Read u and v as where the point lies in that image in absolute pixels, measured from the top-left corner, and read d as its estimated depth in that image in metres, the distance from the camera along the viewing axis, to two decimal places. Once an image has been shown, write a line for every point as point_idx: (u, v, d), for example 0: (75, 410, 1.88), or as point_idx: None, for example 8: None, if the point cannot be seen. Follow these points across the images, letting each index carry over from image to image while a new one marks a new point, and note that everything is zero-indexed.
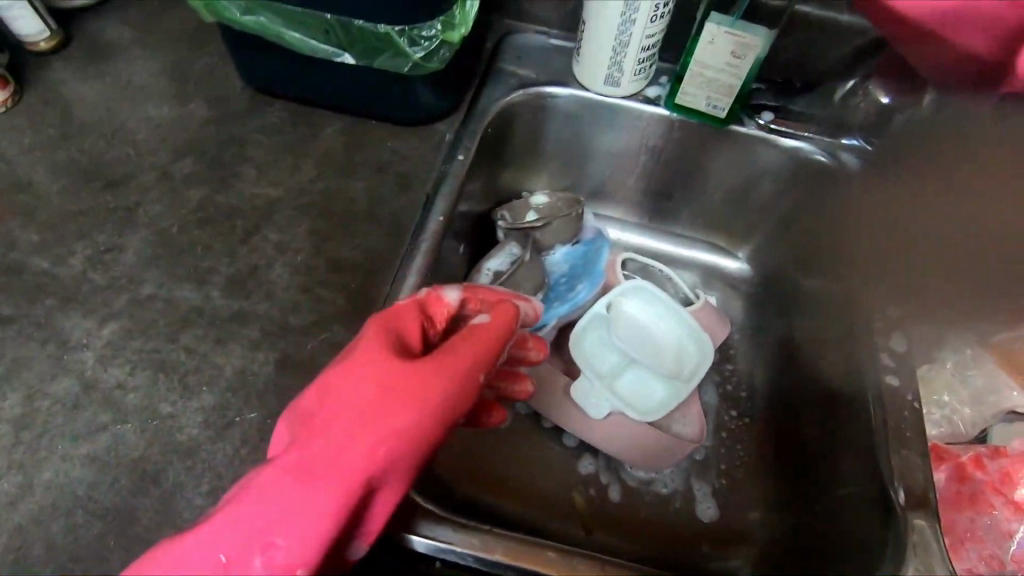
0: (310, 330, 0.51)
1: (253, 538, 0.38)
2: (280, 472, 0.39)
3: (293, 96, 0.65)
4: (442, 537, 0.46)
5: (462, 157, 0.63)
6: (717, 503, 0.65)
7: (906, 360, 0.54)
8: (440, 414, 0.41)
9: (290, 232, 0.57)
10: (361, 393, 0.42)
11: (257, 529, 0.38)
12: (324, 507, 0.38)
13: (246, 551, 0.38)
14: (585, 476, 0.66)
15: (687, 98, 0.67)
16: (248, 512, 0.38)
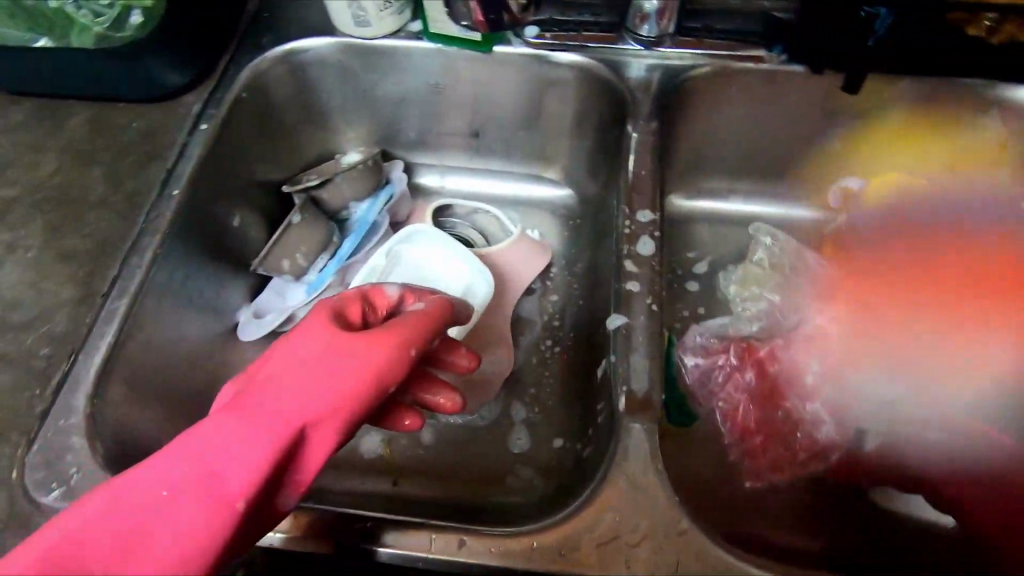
0: (31, 325, 0.51)
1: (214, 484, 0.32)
2: (232, 412, 0.35)
3: (35, 91, 0.63)
4: (400, 542, 0.41)
5: (206, 126, 0.61)
6: (528, 431, 0.65)
7: (652, 263, 0.52)
8: (388, 360, 0.39)
9: (22, 229, 0.56)
10: (305, 351, 0.38)
11: (194, 469, 0.32)
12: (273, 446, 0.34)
13: (184, 489, 0.32)
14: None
15: (439, 24, 0.64)
16: (207, 453, 0.33)
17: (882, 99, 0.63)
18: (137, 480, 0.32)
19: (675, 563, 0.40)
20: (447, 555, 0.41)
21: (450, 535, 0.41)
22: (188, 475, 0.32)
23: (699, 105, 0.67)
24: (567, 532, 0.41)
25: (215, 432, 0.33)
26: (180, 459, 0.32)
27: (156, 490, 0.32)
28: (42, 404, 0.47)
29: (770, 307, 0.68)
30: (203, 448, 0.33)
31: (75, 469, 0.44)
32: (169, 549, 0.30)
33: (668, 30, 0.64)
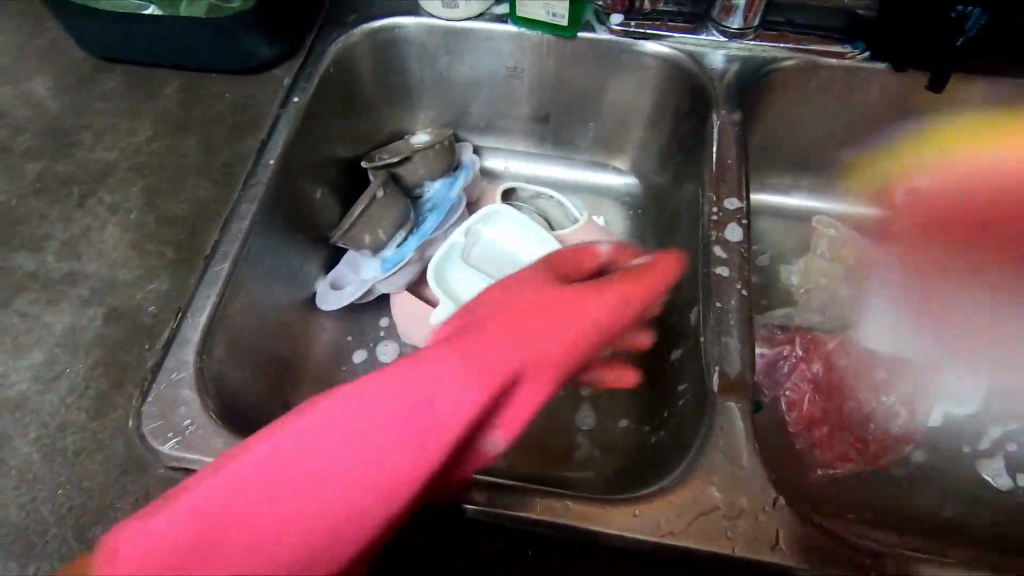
0: (137, 283, 0.52)
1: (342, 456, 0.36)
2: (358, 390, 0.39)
3: (131, 60, 0.65)
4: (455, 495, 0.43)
5: (297, 100, 0.62)
6: (594, 411, 0.66)
7: (739, 249, 0.53)
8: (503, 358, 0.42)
9: (124, 192, 0.58)
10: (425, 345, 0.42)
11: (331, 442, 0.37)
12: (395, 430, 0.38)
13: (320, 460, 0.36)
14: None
15: (526, 9, 0.65)
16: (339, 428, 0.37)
17: (961, 99, 0.64)
18: (272, 448, 0.37)
19: (773, 536, 0.41)
20: (542, 513, 0.42)
21: (556, 500, 0.42)
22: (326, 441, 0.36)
23: (776, 98, 0.67)
24: (667, 503, 0.43)
25: (345, 406, 0.38)
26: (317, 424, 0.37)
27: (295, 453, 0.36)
28: (153, 358, 0.49)
29: (834, 301, 0.69)
30: (337, 425, 0.37)
31: (189, 423, 0.45)
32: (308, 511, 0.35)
33: (753, 24, 0.64)
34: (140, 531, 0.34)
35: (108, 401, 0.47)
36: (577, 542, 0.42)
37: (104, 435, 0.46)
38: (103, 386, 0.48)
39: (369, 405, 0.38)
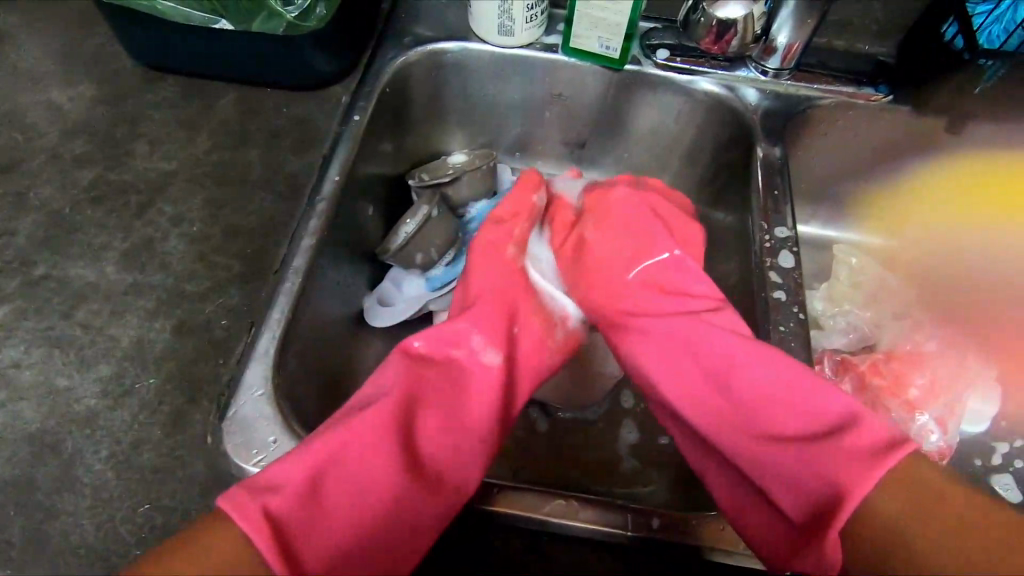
0: (206, 296, 0.52)
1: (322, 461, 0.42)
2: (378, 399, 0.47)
3: (186, 71, 0.65)
4: (486, 499, 0.47)
5: (357, 118, 0.63)
6: (636, 426, 0.68)
7: (793, 276, 0.56)
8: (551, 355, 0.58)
9: (185, 203, 0.57)
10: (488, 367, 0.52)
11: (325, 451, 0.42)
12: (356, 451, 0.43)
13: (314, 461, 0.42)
14: (514, 410, 0.69)
15: (579, 40, 0.68)
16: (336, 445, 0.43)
17: (975, 141, 0.70)
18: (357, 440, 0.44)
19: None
20: (562, 517, 0.46)
21: (612, 515, 0.46)
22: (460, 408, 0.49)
23: (809, 134, 0.72)
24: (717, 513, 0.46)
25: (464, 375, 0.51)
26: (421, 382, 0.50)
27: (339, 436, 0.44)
28: (229, 373, 0.48)
29: (857, 323, 0.73)
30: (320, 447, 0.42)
31: (273, 441, 0.45)
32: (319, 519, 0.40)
33: (789, 65, 0.69)
34: (249, 501, 0.38)
35: (184, 417, 0.46)
36: (581, 543, 0.47)
37: (182, 451, 0.45)
38: (177, 400, 0.47)
39: (405, 378, 0.49)
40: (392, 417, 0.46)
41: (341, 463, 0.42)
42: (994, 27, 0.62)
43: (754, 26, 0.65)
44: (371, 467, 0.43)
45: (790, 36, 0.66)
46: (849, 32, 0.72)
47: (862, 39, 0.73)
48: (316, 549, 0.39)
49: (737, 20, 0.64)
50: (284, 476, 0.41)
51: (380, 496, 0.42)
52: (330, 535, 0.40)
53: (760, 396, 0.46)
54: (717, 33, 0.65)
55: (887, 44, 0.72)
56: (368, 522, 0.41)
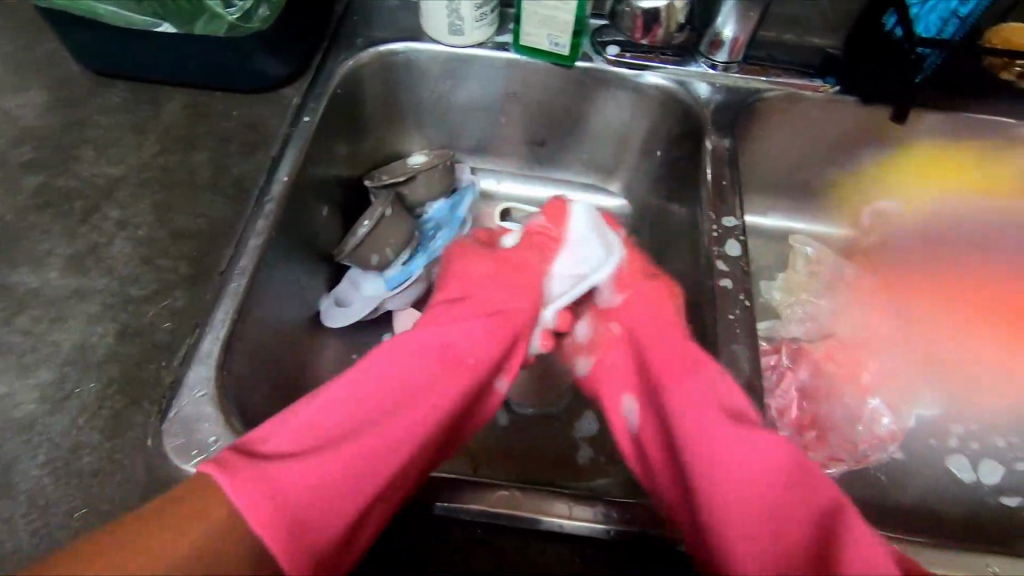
0: (151, 300, 0.51)
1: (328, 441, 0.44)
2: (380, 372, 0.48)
3: (134, 76, 0.64)
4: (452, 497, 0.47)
5: (308, 119, 0.63)
6: (596, 416, 0.68)
7: (740, 263, 0.57)
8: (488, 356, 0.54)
9: (132, 207, 0.57)
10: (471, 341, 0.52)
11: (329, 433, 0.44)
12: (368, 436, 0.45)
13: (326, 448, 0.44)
14: None
15: (529, 38, 0.69)
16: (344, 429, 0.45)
17: (925, 130, 0.71)
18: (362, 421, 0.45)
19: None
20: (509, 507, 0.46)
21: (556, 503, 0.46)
22: (440, 373, 0.49)
23: (760, 126, 0.73)
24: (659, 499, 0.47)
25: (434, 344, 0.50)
26: (402, 360, 0.49)
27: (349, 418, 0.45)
28: (172, 375, 0.48)
29: (815, 313, 0.75)
30: (330, 426, 0.45)
31: (214, 441, 0.45)
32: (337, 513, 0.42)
33: (737, 59, 0.70)
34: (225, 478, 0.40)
35: (126, 420, 0.46)
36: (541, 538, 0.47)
37: (121, 454, 0.44)
38: (118, 404, 0.46)
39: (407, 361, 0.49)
40: (374, 395, 0.47)
41: (318, 432, 0.45)
42: (929, 17, 0.65)
43: (676, 18, 0.67)
44: (357, 443, 0.44)
45: (736, 30, 0.67)
46: (799, 26, 0.73)
47: (812, 32, 0.74)
48: (307, 535, 0.40)
49: (660, 10, 0.66)
50: (289, 467, 0.42)
51: (370, 475, 0.43)
52: (307, 517, 0.41)
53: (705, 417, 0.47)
54: (643, 25, 0.68)
55: (836, 37, 0.74)
56: (352, 500, 0.42)
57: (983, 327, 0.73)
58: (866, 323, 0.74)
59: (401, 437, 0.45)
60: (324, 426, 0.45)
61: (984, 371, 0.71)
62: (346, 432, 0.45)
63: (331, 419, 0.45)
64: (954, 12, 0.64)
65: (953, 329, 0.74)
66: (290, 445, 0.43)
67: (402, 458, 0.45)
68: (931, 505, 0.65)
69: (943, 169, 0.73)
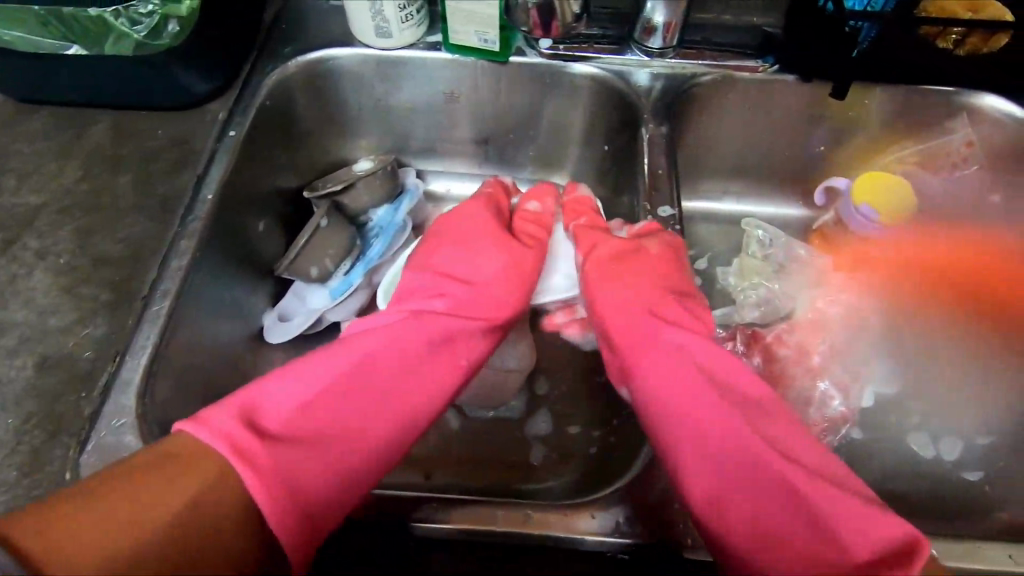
0: (72, 329, 0.50)
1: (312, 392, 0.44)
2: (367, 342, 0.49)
3: (54, 100, 0.63)
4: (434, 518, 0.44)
5: (234, 133, 0.62)
6: (549, 415, 0.68)
7: (676, 253, 0.56)
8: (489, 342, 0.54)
9: (54, 235, 0.56)
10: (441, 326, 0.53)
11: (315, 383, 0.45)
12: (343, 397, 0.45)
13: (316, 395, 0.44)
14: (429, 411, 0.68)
15: (458, 36, 0.67)
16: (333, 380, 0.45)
17: (866, 106, 0.70)
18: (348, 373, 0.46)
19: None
20: (474, 524, 0.44)
21: (513, 510, 0.44)
22: (435, 360, 0.50)
23: (701, 112, 0.72)
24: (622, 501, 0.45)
25: (432, 328, 0.52)
26: (398, 338, 0.50)
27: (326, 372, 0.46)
28: (91, 406, 0.47)
29: (768, 297, 0.73)
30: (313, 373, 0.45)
31: None
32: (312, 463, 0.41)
33: (672, 44, 0.69)
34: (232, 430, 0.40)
35: (44, 455, 0.45)
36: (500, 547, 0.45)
37: (39, 490, 0.44)
38: (36, 439, 0.45)
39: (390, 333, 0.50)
40: (378, 367, 0.48)
41: (322, 401, 0.44)
42: None
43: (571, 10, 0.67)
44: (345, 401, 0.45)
45: (667, 14, 0.66)
46: (735, 7, 0.72)
47: (748, 13, 0.73)
48: (306, 503, 0.40)
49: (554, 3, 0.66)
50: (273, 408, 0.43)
51: (369, 447, 0.44)
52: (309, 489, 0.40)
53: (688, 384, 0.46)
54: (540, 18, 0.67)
55: (774, 16, 0.72)
56: (350, 475, 0.42)
57: (942, 295, 0.72)
58: (820, 306, 0.72)
59: (399, 413, 0.46)
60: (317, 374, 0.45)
61: (945, 343, 0.70)
62: (350, 404, 0.45)
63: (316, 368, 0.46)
64: None
65: (911, 302, 0.72)
66: (287, 397, 0.44)
67: (398, 438, 0.46)
68: (895, 490, 0.63)
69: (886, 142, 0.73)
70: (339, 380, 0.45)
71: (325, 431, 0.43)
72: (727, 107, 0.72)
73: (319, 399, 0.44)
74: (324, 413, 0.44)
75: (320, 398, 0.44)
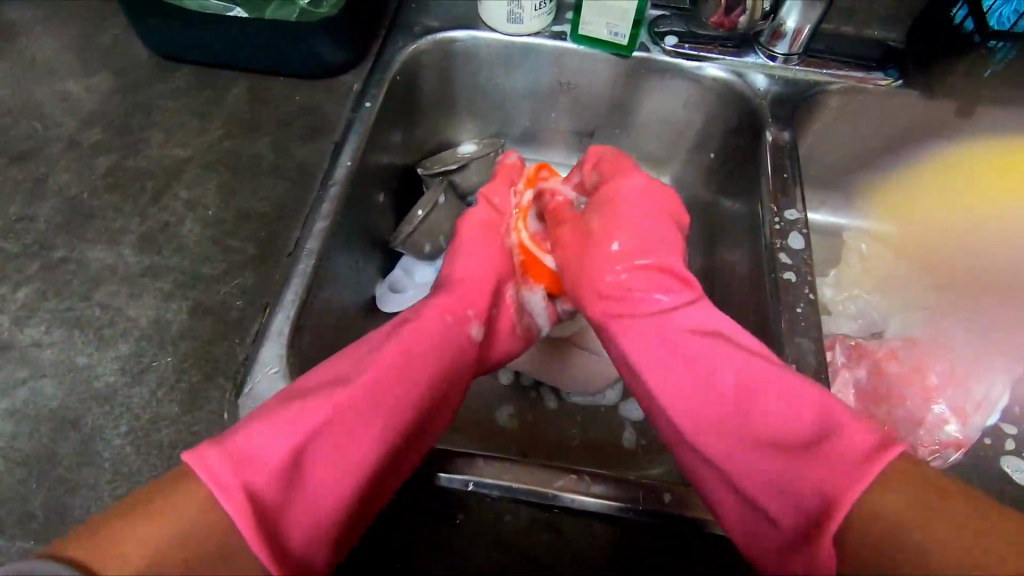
0: (221, 278, 0.53)
1: (304, 426, 0.42)
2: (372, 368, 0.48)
3: (197, 60, 0.66)
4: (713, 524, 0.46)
5: (369, 105, 0.64)
6: (643, 403, 0.69)
7: (803, 256, 0.56)
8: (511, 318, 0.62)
9: (200, 188, 0.58)
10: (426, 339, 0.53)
11: (306, 421, 0.43)
12: (350, 435, 0.44)
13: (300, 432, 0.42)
14: (525, 388, 0.69)
15: (588, 27, 0.68)
16: (327, 404, 0.44)
17: (985, 128, 0.70)
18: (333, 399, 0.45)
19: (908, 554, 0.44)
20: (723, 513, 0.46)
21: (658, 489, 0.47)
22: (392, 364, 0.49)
23: (818, 122, 0.72)
24: None
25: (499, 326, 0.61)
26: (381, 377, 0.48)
27: (311, 410, 0.43)
28: (245, 351, 0.49)
29: (865, 309, 0.74)
30: (286, 419, 0.42)
31: None
32: (323, 475, 0.42)
33: (797, 51, 0.69)
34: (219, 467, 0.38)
35: (202, 394, 0.47)
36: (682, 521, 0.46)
37: (198, 428, 0.46)
38: (193, 378, 0.48)
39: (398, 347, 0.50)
40: (365, 396, 0.46)
41: (300, 432, 0.42)
42: (1002, 9, 0.64)
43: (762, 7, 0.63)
44: (332, 427, 0.44)
45: (800, 20, 0.66)
46: (858, 18, 0.72)
47: (871, 24, 0.72)
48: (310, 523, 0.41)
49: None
50: (257, 443, 0.40)
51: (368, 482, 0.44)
52: (317, 499, 0.41)
53: (710, 351, 0.51)
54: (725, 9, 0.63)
55: (897, 30, 0.72)
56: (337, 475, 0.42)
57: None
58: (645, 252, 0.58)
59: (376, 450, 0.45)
60: (299, 412, 0.43)
61: None
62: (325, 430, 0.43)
63: (290, 414, 0.42)
64: None
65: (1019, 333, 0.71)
66: (269, 433, 0.41)
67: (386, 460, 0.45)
68: None
69: (999, 168, 0.72)
70: (343, 414, 0.44)
71: (317, 448, 0.43)
72: (844, 118, 0.71)
73: (317, 433, 0.43)
74: (319, 449, 0.42)
75: (320, 430, 0.43)
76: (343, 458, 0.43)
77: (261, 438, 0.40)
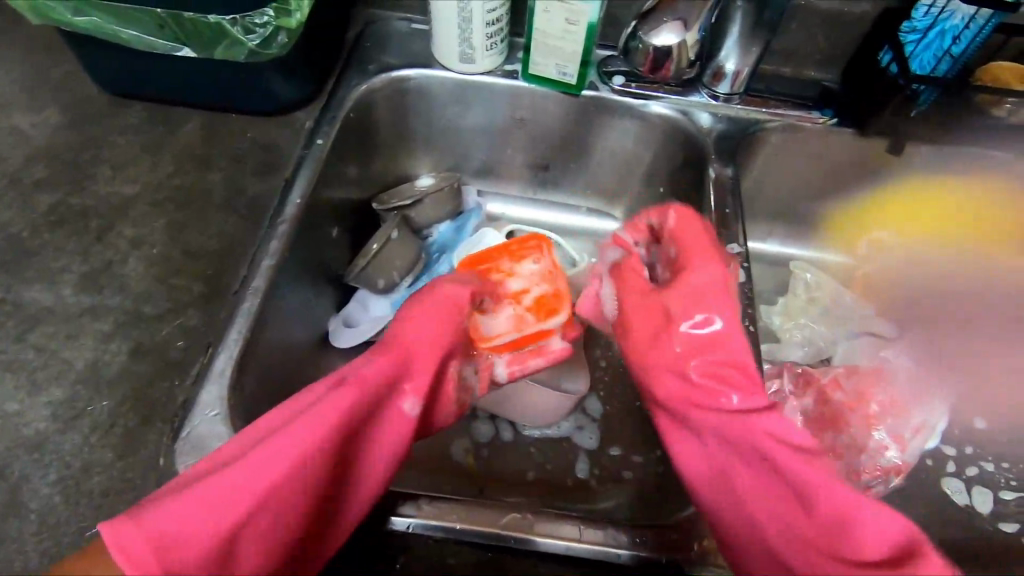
0: (164, 318, 0.52)
1: (223, 501, 0.38)
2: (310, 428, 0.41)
3: (147, 96, 0.66)
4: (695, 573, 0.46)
5: (321, 142, 0.64)
6: (598, 432, 0.69)
7: (744, 289, 0.58)
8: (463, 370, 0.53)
9: (146, 226, 0.57)
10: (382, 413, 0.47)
11: (228, 495, 0.38)
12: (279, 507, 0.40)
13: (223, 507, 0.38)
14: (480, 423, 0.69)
15: (538, 67, 0.70)
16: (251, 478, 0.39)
17: (916, 163, 0.73)
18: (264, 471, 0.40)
19: None
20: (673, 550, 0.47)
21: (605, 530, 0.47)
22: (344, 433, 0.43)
23: (760, 158, 0.75)
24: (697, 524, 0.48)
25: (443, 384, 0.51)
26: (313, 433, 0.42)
27: (240, 480, 0.39)
28: (184, 393, 0.48)
29: (813, 337, 0.76)
30: (211, 493, 0.38)
31: None
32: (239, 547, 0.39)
33: (738, 90, 0.72)
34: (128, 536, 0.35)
35: (138, 439, 0.46)
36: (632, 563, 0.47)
37: (132, 474, 0.45)
38: (130, 422, 0.47)
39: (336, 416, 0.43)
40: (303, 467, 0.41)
41: (225, 506, 0.38)
42: (924, 55, 0.68)
43: (687, 55, 0.70)
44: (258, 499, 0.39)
45: (738, 62, 0.69)
46: (797, 60, 0.76)
47: (808, 66, 0.76)
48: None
49: (672, 48, 0.69)
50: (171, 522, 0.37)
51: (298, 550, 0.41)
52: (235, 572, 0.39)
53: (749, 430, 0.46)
54: (653, 60, 0.70)
55: (832, 71, 0.76)
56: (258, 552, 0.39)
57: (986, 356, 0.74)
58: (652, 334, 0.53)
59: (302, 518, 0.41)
60: (225, 484, 0.39)
61: (990, 404, 0.72)
62: (250, 500, 0.39)
63: (221, 486, 0.38)
64: (948, 51, 0.66)
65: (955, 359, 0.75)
66: (189, 509, 0.37)
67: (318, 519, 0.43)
68: (932, 536, 0.65)
69: (931, 202, 0.76)
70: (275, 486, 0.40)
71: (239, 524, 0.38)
72: (787, 152, 0.74)
73: (240, 510, 0.38)
74: (240, 526, 0.38)
75: (244, 504, 0.39)
76: (265, 534, 0.39)
77: (180, 513, 0.37)
